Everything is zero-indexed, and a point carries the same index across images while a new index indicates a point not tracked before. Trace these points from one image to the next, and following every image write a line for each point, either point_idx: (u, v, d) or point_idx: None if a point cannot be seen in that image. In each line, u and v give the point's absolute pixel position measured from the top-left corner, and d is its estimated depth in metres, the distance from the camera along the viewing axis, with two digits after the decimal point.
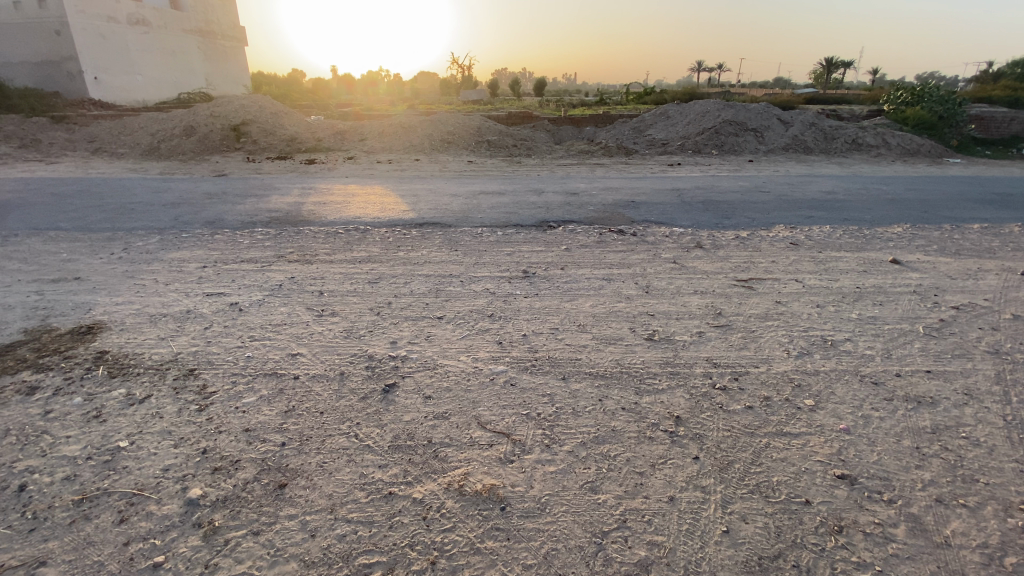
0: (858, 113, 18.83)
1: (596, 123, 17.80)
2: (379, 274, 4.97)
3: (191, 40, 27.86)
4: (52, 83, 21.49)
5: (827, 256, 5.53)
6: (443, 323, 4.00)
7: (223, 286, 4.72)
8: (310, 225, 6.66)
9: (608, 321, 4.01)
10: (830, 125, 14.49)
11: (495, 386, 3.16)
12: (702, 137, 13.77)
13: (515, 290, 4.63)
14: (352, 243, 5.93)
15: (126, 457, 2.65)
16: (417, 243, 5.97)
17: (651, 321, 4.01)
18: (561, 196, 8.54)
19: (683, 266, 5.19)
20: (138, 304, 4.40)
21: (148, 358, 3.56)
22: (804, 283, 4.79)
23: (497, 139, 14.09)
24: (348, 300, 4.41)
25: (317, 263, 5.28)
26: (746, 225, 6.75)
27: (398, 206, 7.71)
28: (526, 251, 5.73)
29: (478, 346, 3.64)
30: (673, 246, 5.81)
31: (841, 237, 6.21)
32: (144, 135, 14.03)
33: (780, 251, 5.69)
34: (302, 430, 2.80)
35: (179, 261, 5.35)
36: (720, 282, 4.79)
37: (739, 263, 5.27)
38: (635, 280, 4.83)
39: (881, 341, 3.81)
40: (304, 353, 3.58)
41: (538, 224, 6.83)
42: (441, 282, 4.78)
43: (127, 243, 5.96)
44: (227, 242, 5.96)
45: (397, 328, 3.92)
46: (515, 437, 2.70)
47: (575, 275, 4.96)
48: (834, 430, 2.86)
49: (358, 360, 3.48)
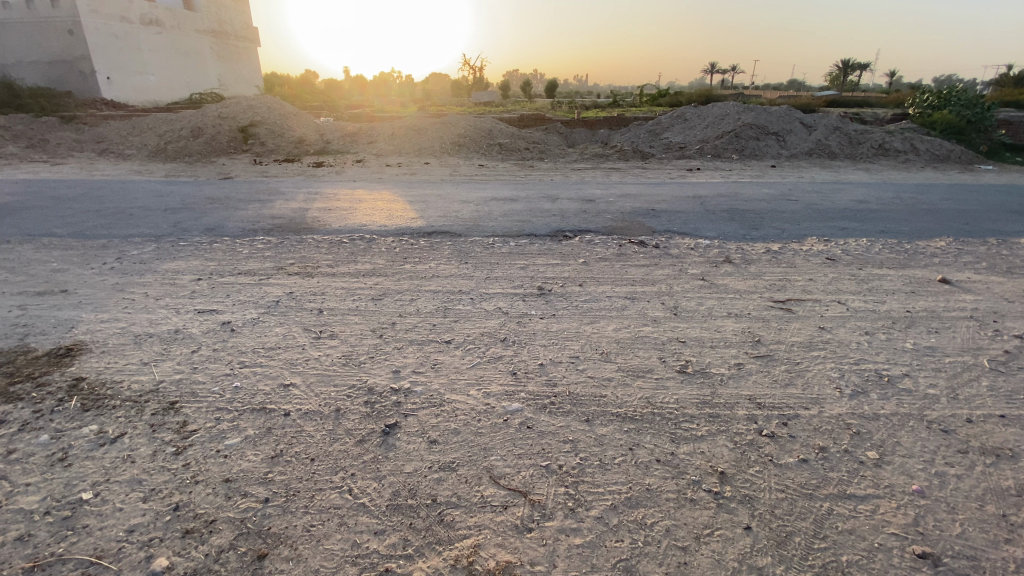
0: (882, 117, 18.20)
1: (611, 125, 17.38)
2: (384, 290, 4.61)
3: (204, 40, 27.87)
4: (65, 83, 21.48)
5: (869, 273, 5.09)
6: (452, 348, 3.63)
7: (217, 302, 4.40)
8: (313, 233, 6.36)
9: (634, 348, 3.62)
10: (855, 129, 13.94)
11: (511, 428, 2.78)
12: (722, 141, 13.29)
13: (531, 310, 4.25)
14: (357, 253, 5.60)
15: (88, 514, 2.34)
16: (425, 254, 5.63)
17: (683, 349, 3.61)
18: (577, 203, 8.15)
19: (713, 284, 4.78)
20: (124, 322, 4.09)
21: (127, 388, 3.23)
22: (849, 305, 4.36)
23: (509, 142, 13.74)
24: (349, 320, 4.05)
25: (318, 277, 4.93)
26: (775, 237, 6.32)
27: (406, 213, 7.38)
28: (542, 264, 5.35)
29: (491, 377, 3.26)
30: (699, 261, 5.40)
31: (880, 252, 5.76)
32: (152, 136, 13.87)
33: (816, 267, 5.26)
34: (289, 483, 2.45)
35: (173, 273, 5.04)
36: (754, 303, 4.38)
37: (774, 282, 4.85)
38: (661, 300, 4.43)
39: (943, 378, 3.37)
40: (297, 384, 3.23)
41: (552, 233, 6.46)
42: (449, 300, 4.41)
43: (122, 252, 5.69)
44: (226, 251, 5.66)
45: (401, 354, 3.55)
46: (534, 497, 2.33)
47: (596, 293, 4.57)
48: (905, 493, 2.45)
49: (356, 393, 3.12)
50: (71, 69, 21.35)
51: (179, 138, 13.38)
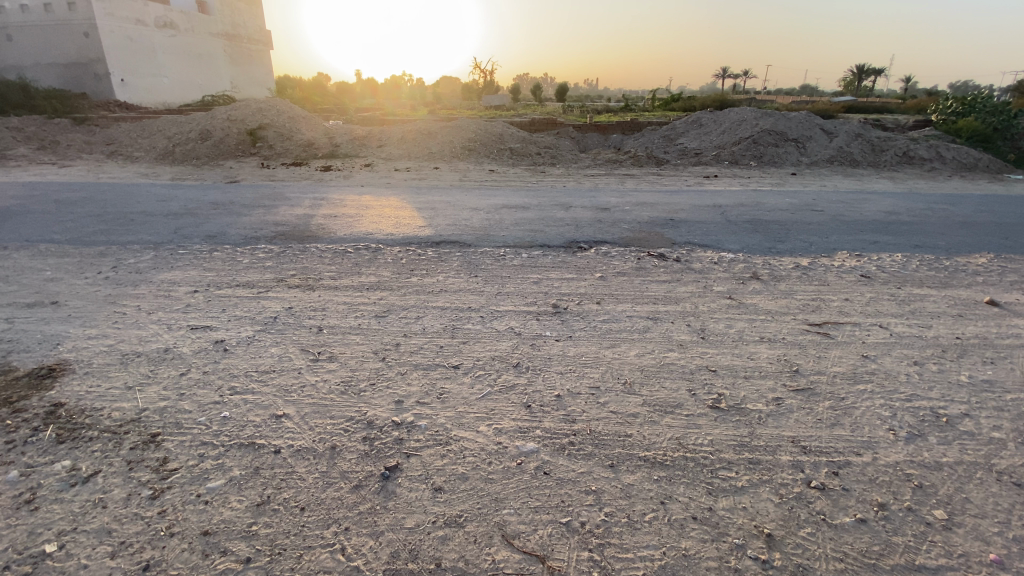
0: (904, 123, 17.71)
1: (623, 130, 17.05)
2: (389, 306, 4.33)
3: (216, 43, 28.01)
4: (79, 85, 21.55)
5: (910, 293, 4.74)
6: (460, 375, 3.32)
7: (211, 318, 4.13)
8: (318, 241, 6.11)
9: (660, 378, 3.30)
10: (877, 136, 13.50)
11: (525, 474, 2.48)
12: (740, 147, 12.93)
13: (545, 330, 3.94)
14: (361, 264, 5.34)
15: (50, 572, 2.07)
16: (433, 266, 5.35)
17: (714, 380, 3.29)
18: (591, 211, 7.84)
19: (741, 303, 4.46)
20: (112, 338, 3.83)
21: (107, 417, 2.96)
22: (892, 330, 4.03)
23: (520, 147, 13.47)
24: (350, 340, 3.77)
25: (320, 290, 4.66)
26: (803, 250, 5.98)
27: (414, 220, 7.11)
28: (555, 278, 5.05)
29: (502, 410, 2.95)
30: (724, 277, 5.07)
31: (918, 269, 5.40)
32: (161, 138, 13.77)
33: (851, 285, 4.92)
34: (275, 538, 2.16)
35: (169, 284, 4.80)
36: (787, 326, 4.04)
37: (806, 302, 4.50)
38: (686, 321, 4.12)
39: (1008, 418, 3.04)
40: (291, 415, 2.95)
41: (566, 244, 6.16)
42: (457, 318, 4.11)
43: (118, 260, 5.45)
44: (225, 261, 5.41)
45: (404, 380, 3.25)
46: (553, 564, 2.04)
47: (615, 312, 4.26)
48: (983, 564, 2.12)
49: (354, 427, 2.83)
50: (85, 71, 21.42)
51: (186, 140, 13.24)
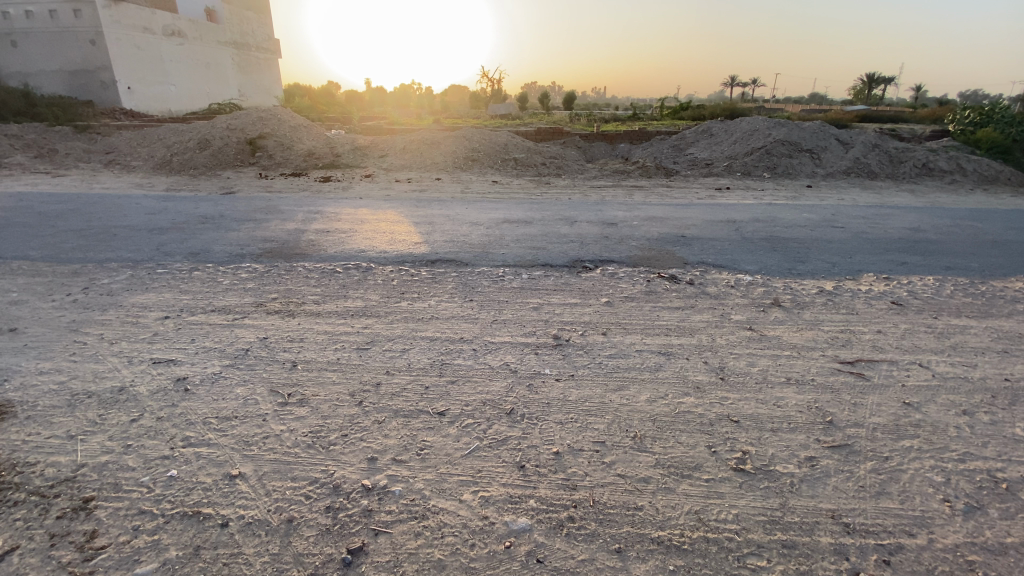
0: (920, 133, 17.17)
1: (631, 139, 16.68)
2: (373, 336, 3.94)
3: (223, 51, 28.11)
4: (84, 93, 21.51)
5: (948, 324, 4.30)
6: (445, 425, 2.90)
7: (178, 350, 3.76)
8: (306, 259, 5.76)
9: (675, 431, 2.87)
10: (895, 147, 13.03)
11: (515, 562, 2.08)
12: (752, 158, 12.51)
13: (544, 367, 3.51)
14: (349, 286, 4.97)
15: None
16: (426, 288, 4.97)
17: (737, 434, 2.87)
18: (597, 227, 7.44)
19: (763, 335, 4.03)
20: (64, 374, 3.47)
21: (38, 475, 2.59)
22: (934, 370, 3.59)
23: (525, 157, 13.13)
24: (325, 378, 3.36)
25: (300, 317, 4.28)
26: (825, 272, 5.55)
27: (410, 237, 6.74)
28: (558, 303, 4.65)
29: (491, 472, 2.54)
30: (743, 304, 4.65)
31: (953, 295, 4.95)
32: (160, 147, 13.56)
33: (882, 314, 4.48)
34: None
35: (140, 309, 4.45)
36: (816, 365, 3.61)
37: (834, 334, 4.07)
38: (703, 357, 3.69)
39: None
40: (247, 475, 2.56)
41: (570, 264, 5.77)
42: (447, 352, 3.70)
43: (91, 280, 5.12)
44: (205, 282, 5.06)
45: (382, 432, 2.84)
46: None
47: (623, 345, 3.84)
48: None
49: (318, 493, 2.43)
50: (91, 79, 21.37)
51: (184, 149, 13.01)
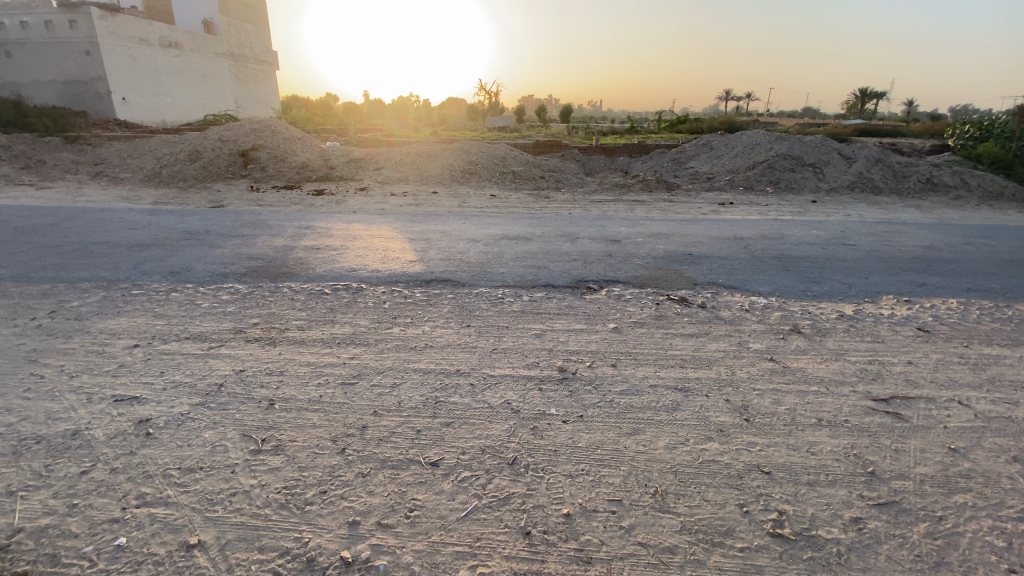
0: (920, 148, 17.04)
1: (630, 152, 16.49)
2: (361, 368, 3.59)
3: (220, 63, 28.00)
4: (77, 104, 21.24)
5: (982, 354, 3.98)
6: (439, 479, 2.54)
7: (146, 385, 3.41)
8: (293, 279, 5.43)
9: (699, 487, 2.53)
10: (898, 161, 12.82)
11: None
12: (754, 172, 12.30)
13: (549, 406, 3.16)
14: (338, 310, 4.64)
15: None
16: (420, 312, 4.64)
17: (772, 490, 2.53)
18: (600, 244, 7.14)
19: (784, 367, 3.71)
20: (13, 414, 3.11)
21: None
22: (977, 409, 3.25)
23: (523, 170, 12.88)
24: (305, 420, 3.01)
25: (282, 346, 3.93)
26: (842, 294, 5.25)
27: (405, 254, 6.41)
28: (562, 329, 4.32)
29: (492, 542, 2.20)
30: (760, 330, 4.33)
31: (981, 320, 4.64)
32: (150, 159, 13.24)
33: (909, 342, 4.17)
34: None
35: (109, 336, 4.10)
36: (848, 404, 3.27)
37: (862, 366, 3.75)
38: (724, 394, 3.35)
39: None
40: (208, 545, 2.21)
41: (572, 284, 5.46)
42: (441, 388, 3.34)
43: (60, 303, 4.77)
44: (182, 305, 4.72)
45: (366, 488, 2.48)
46: None
47: (635, 379, 3.50)
48: None
49: (288, 570, 2.08)
50: (85, 90, 21.11)
51: (174, 161, 12.70)
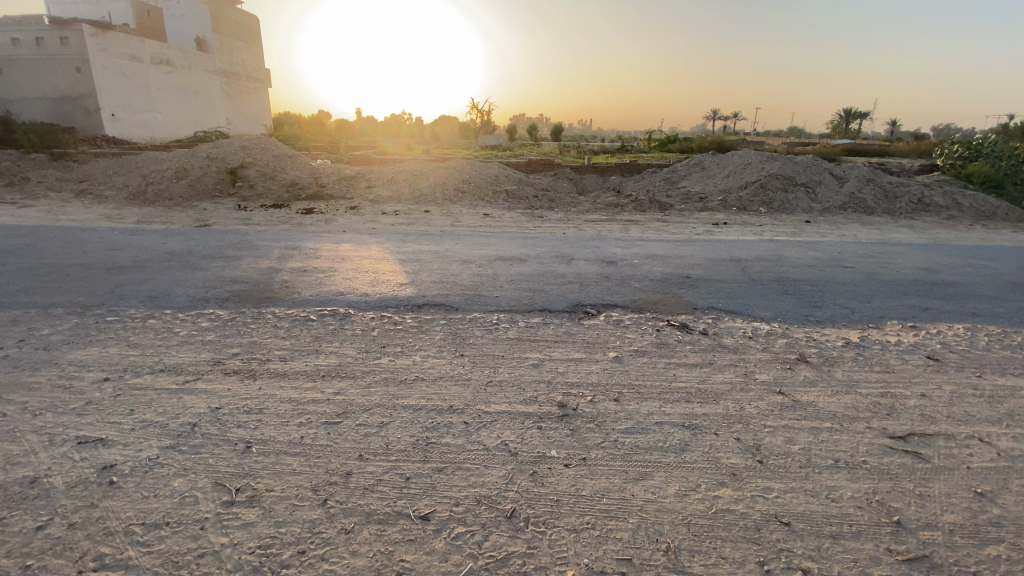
0: (909, 168, 17.22)
1: (623, 171, 16.50)
2: (346, 406, 3.34)
3: (212, 80, 27.95)
4: (65, 120, 20.98)
5: (997, 385, 3.83)
6: (432, 537, 2.31)
7: (114, 425, 3.14)
8: (278, 304, 5.20)
9: (716, 543, 2.31)
10: (889, 182, 12.90)
11: None
12: (747, 192, 12.30)
13: (549, 447, 2.95)
14: (325, 338, 4.42)
15: None
16: (411, 340, 4.42)
17: (794, 545, 2.33)
18: (596, 265, 6.98)
19: (795, 401, 3.53)
20: None
21: None
22: (1000, 448, 3.08)
23: (516, 189, 12.77)
24: (284, 467, 2.76)
25: (262, 380, 3.68)
26: (846, 320, 5.11)
27: (396, 276, 6.20)
28: (560, 359, 4.11)
29: None
30: (766, 360, 4.16)
31: (991, 347, 4.51)
32: (137, 176, 13.00)
33: (920, 372, 4.02)
34: None
35: (79, 368, 3.83)
36: (865, 442, 3.10)
37: (875, 399, 3.58)
38: (734, 432, 3.16)
39: None
40: None
41: (569, 309, 5.29)
42: (433, 428, 3.11)
43: (29, 330, 4.49)
44: (160, 333, 4.46)
45: (350, 547, 2.25)
46: None
47: (639, 416, 3.29)
48: None
49: None
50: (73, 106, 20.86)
51: (161, 179, 12.47)
